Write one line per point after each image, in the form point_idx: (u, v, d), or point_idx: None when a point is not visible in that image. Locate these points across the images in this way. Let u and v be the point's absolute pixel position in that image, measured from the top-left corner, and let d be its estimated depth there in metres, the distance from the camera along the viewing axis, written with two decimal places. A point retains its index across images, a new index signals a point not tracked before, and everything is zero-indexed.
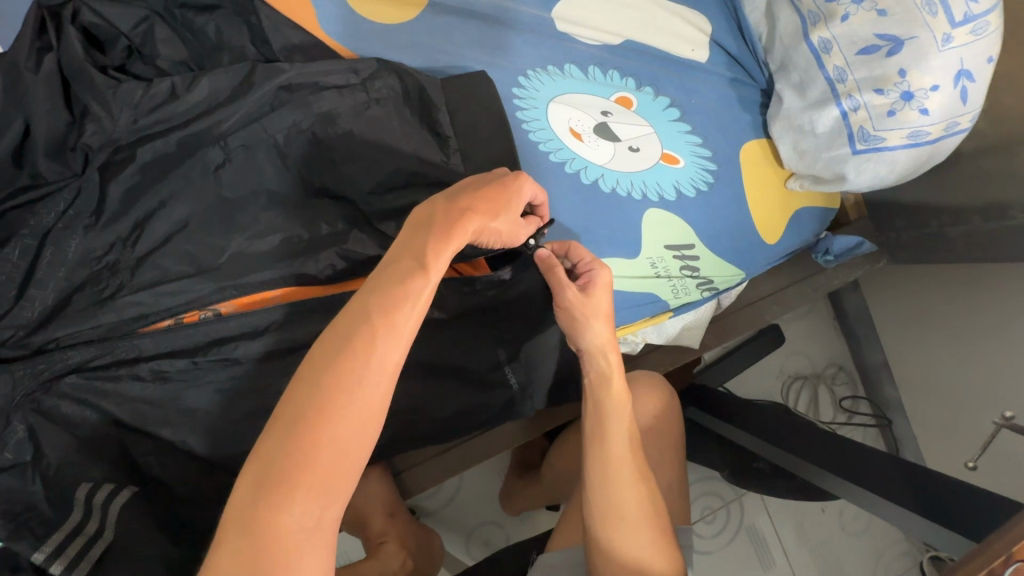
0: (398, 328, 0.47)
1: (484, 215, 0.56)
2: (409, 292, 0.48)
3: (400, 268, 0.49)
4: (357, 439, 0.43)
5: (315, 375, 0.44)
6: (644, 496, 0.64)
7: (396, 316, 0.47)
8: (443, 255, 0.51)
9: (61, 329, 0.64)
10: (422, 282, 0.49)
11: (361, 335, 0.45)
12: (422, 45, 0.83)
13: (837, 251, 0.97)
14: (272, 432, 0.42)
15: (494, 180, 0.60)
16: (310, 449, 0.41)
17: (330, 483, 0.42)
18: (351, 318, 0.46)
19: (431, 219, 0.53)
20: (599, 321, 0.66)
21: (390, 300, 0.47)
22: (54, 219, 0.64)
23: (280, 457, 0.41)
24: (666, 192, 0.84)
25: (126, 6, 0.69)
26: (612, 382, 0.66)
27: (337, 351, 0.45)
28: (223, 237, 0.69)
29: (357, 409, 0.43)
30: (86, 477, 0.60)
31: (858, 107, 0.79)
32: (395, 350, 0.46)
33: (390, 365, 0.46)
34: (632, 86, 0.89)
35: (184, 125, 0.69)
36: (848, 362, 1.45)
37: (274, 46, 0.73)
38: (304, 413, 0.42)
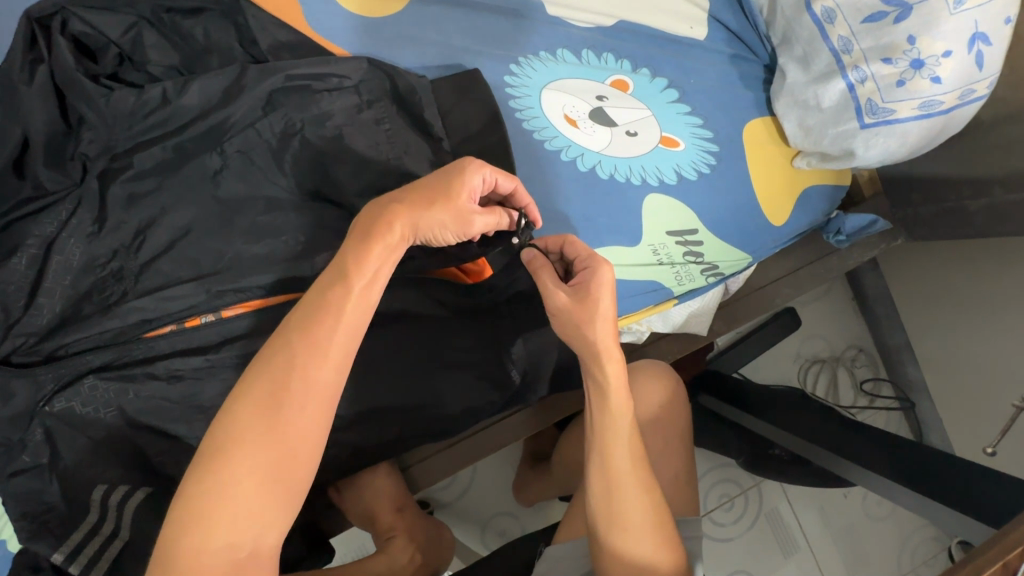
0: (322, 350, 0.49)
1: (415, 209, 0.54)
2: (332, 311, 0.50)
3: (325, 286, 0.51)
4: (284, 461, 0.47)
5: (236, 404, 0.47)
6: (651, 505, 0.61)
7: (316, 338, 0.49)
8: (368, 264, 0.52)
9: (69, 335, 0.65)
10: (343, 298, 0.50)
11: (280, 360, 0.48)
12: (413, 38, 0.82)
13: (849, 231, 0.92)
14: (196, 468, 0.46)
15: (438, 172, 0.57)
16: (231, 478, 0.45)
17: (258, 511, 0.45)
18: (275, 345, 0.49)
19: (361, 225, 0.54)
20: (600, 321, 0.60)
21: (310, 322, 0.49)
22: (56, 228, 0.65)
23: (204, 490, 0.44)
24: (666, 175, 0.82)
25: (112, 13, 0.68)
26: (611, 390, 0.62)
27: (257, 379, 0.48)
28: (223, 241, 0.69)
29: (280, 433, 0.46)
30: (100, 479, 0.63)
31: (864, 78, 0.76)
32: (317, 372, 0.48)
33: (316, 384, 0.48)
34: (628, 69, 0.87)
35: (180, 131, 0.69)
36: (869, 344, 1.40)
37: (261, 46, 0.72)
38: (222, 443, 0.46)
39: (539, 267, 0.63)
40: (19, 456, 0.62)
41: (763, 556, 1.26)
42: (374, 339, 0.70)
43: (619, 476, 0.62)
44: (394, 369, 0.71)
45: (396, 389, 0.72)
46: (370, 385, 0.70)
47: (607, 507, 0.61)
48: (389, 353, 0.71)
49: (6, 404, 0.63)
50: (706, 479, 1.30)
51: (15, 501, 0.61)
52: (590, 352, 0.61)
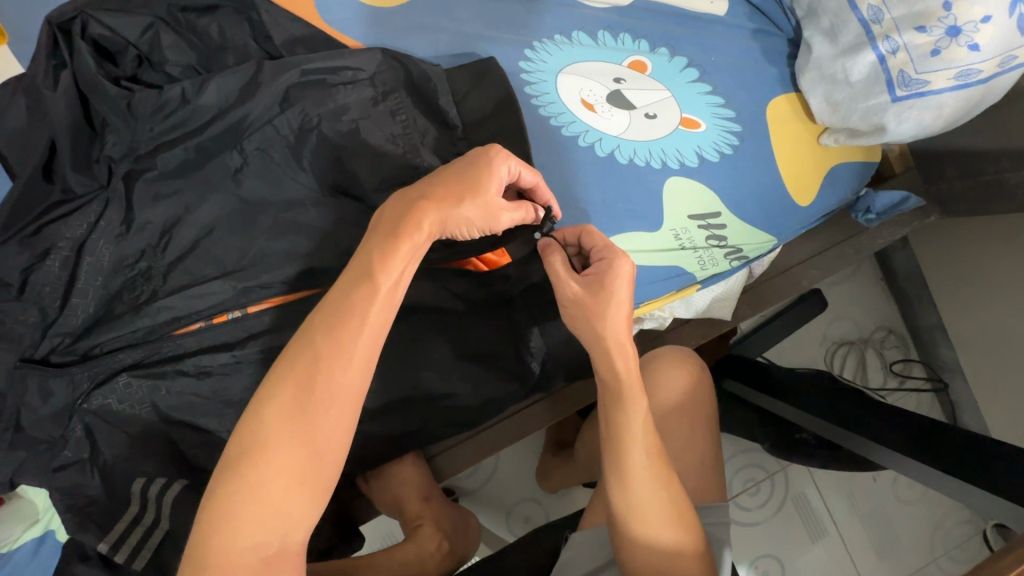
0: (347, 351, 0.49)
1: (443, 205, 0.54)
2: (357, 309, 0.50)
3: (349, 284, 0.51)
4: (310, 464, 0.47)
5: (262, 407, 0.48)
6: (672, 497, 0.60)
7: (342, 339, 0.49)
8: (392, 262, 0.52)
9: (104, 334, 0.68)
10: (368, 297, 0.51)
11: (306, 363, 0.48)
12: (427, 28, 0.81)
13: (879, 209, 0.89)
14: (223, 471, 0.46)
15: (463, 165, 0.57)
16: (257, 478, 0.45)
17: (283, 512, 0.46)
18: (299, 346, 0.49)
19: (385, 221, 0.54)
20: (618, 313, 0.60)
21: (335, 322, 0.50)
22: (86, 231, 0.67)
23: (231, 494, 0.45)
24: (687, 158, 0.80)
25: (129, 15, 0.68)
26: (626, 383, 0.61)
27: (281, 382, 0.48)
28: (246, 238, 0.70)
29: (307, 436, 0.47)
30: (139, 473, 0.66)
31: (896, 49, 0.72)
32: (342, 372, 0.49)
33: (342, 386, 0.49)
34: (646, 49, 0.84)
35: (201, 130, 0.69)
36: (899, 325, 1.37)
37: (276, 41, 0.72)
38: (249, 447, 0.46)
39: (548, 250, 0.63)
40: (61, 451, 0.66)
41: (791, 540, 1.25)
42: (396, 332, 0.71)
43: (636, 470, 0.60)
44: (417, 359, 0.72)
45: (419, 380, 0.72)
46: (392, 376, 0.71)
47: (628, 501, 0.60)
48: (411, 344, 0.72)
49: (46, 402, 0.66)
50: (732, 463, 1.29)
51: (61, 494, 0.64)
52: (600, 345, 0.61)
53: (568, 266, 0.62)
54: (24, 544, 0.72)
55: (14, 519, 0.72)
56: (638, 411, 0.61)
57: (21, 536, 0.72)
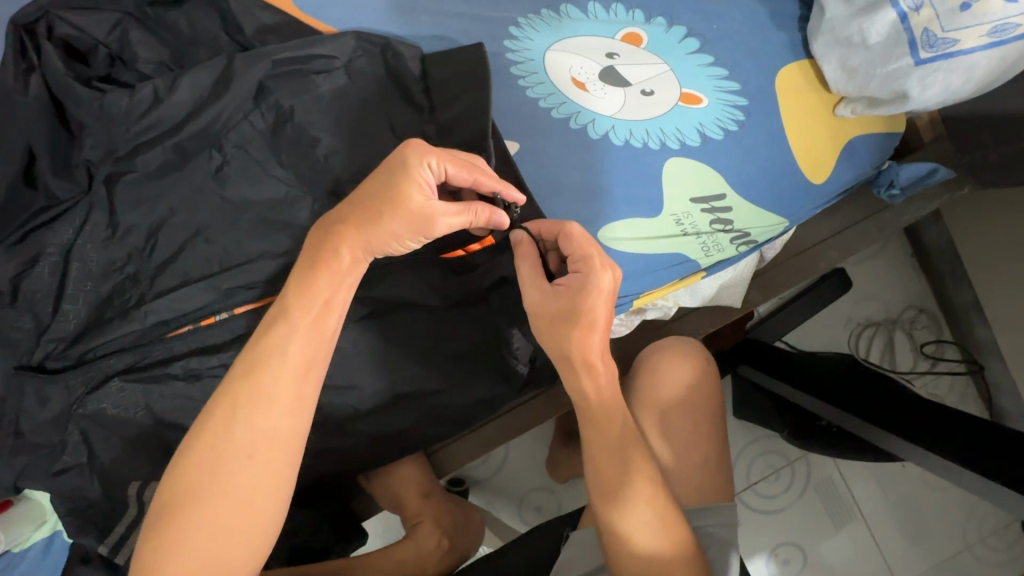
0: (268, 390, 0.49)
1: (363, 226, 0.53)
2: (277, 347, 0.50)
3: (271, 323, 0.52)
4: (238, 513, 0.47)
5: (184, 461, 0.48)
6: (660, 511, 0.58)
7: (261, 378, 0.49)
8: (312, 296, 0.52)
9: (95, 339, 0.65)
10: (286, 333, 0.51)
11: (224, 411, 0.48)
12: (406, 9, 0.77)
13: (903, 183, 0.82)
14: (149, 532, 0.46)
15: (380, 174, 0.54)
16: (189, 526, 0.46)
17: (220, 556, 0.46)
18: (218, 393, 0.50)
19: (305, 254, 0.53)
20: (595, 332, 0.56)
21: (254, 363, 0.50)
22: (73, 235, 0.65)
23: (164, 543, 0.45)
24: (688, 136, 0.74)
25: (95, 12, 0.66)
26: (601, 397, 0.59)
27: (202, 431, 0.48)
28: (227, 236, 0.67)
29: (231, 484, 0.47)
30: (134, 476, 0.65)
31: (920, 5, 0.67)
32: (264, 412, 0.49)
33: (265, 427, 0.49)
34: (641, 20, 0.79)
35: (177, 129, 0.66)
36: (931, 304, 1.28)
37: (247, 32, 0.69)
38: (173, 504, 0.47)
39: (517, 251, 0.59)
40: (60, 456, 0.65)
41: (815, 528, 1.20)
42: (382, 332, 0.69)
43: (617, 486, 0.58)
44: (406, 358, 0.70)
45: (411, 378, 0.70)
46: (382, 375, 0.69)
47: (617, 517, 0.58)
48: (401, 342, 0.70)
49: (43, 408, 0.64)
50: (750, 451, 1.23)
51: (62, 497, 0.64)
52: (566, 360, 0.59)
53: (537, 273, 0.59)
54: (35, 544, 0.74)
55: (22, 522, 0.73)
56: (617, 424, 0.60)
57: (31, 536, 0.74)
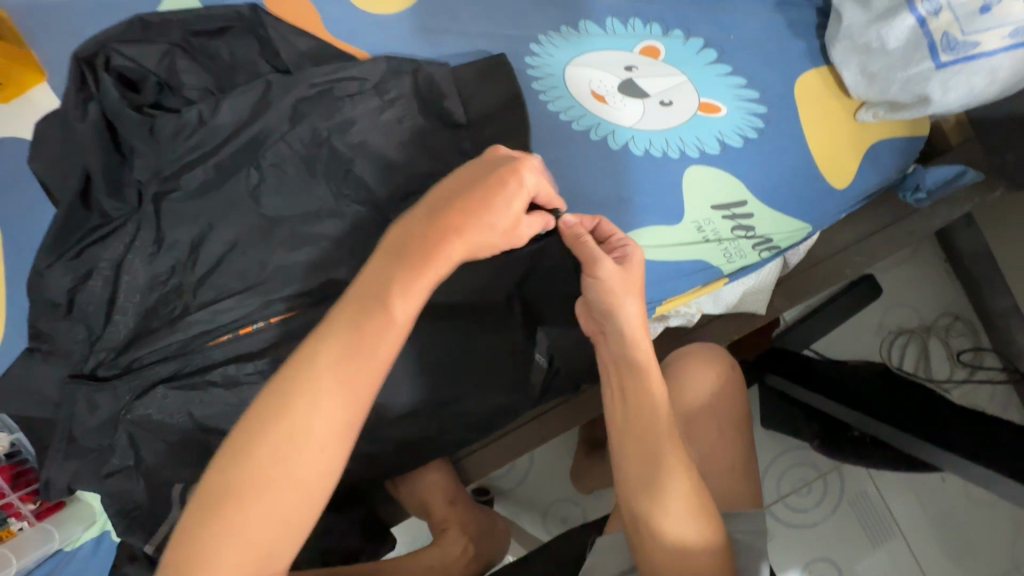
0: (346, 382, 0.46)
1: (474, 225, 0.53)
2: (367, 339, 0.48)
3: (361, 311, 0.48)
4: (298, 503, 0.45)
5: (246, 444, 0.45)
6: (703, 514, 0.58)
7: (343, 369, 0.46)
8: (411, 289, 0.50)
9: (142, 348, 0.68)
10: (377, 328, 0.48)
11: (304, 397, 0.45)
12: (431, 32, 0.80)
13: (930, 186, 0.81)
14: (202, 508, 0.43)
15: (493, 174, 0.55)
16: (242, 513, 0.43)
17: (270, 545, 0.44)
18: (296, 374, 0.46)
19: (405, 236, 0.51)
20: (637, 297, 0.61)
21: (341, 351, 0.47)
22: (123, 251, 0.69)
23: (213, 528, 0.43)
24: (707, 144, 0.75)
25: (147, 44, 0.71)
26: (653, 392, 0.61)
27: (272, 415, 0.45)
28: (265, 250, 0.70)
29: (293, 476, 0.44)
30: (176, 479, 0.68)
31: (939, 10, 0.66)
32: (340, 407, 0.46)
33: (337, 421, 0.46)
34: (658, 33, 0.81)
35: (218, 148, 0.70)
36: (966, 311, 1.25)
37: (284, 57, 0.74)
38: (225, 485, 0.44)
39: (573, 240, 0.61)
40: (109, 459, 0.67)
41: (851, 544, 1.17)
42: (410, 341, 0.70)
43: (658, 485, 0.59)
44: (432, 365, 0.72)
45: (438, 385, 0.72)
46: (412, 382, 0.71)
47: (654, 516, 0.58)
48: (432, 350, 0.71)
49: (94, 414, 0.67)
50: (778, 465, 1.21)
51: (110, 498, 0.67)
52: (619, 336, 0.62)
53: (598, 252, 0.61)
54: (85, 544, 0.78)
55: (74, 520, 0.77)
56: (657, 427, 0.60)
57: (82, 536, 0.78)
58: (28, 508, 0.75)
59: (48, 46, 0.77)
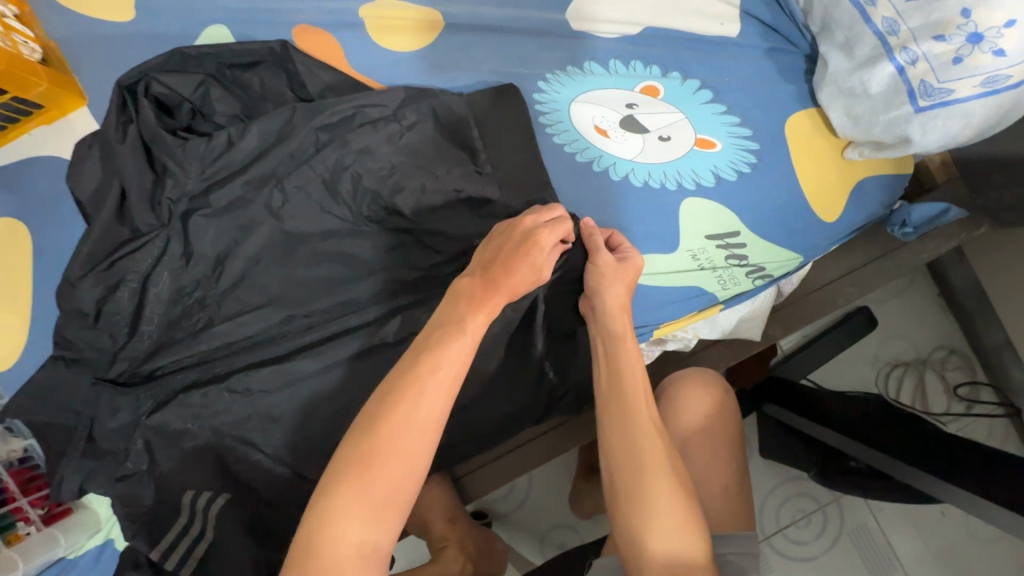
0: (437, 380, 0.56)
1: (509, 267, 0.65)
2: (448, 347, 0.58)
3: (444, 330, 0.59)
4: (401, 481, 0.52)
5: (360, 434, 0.54)
6: (686, 504, 0.60)
7: (436, 371, 0.56)
8: (479, 316, 0.61)
9: (164, 357, 0.71)
10: (459, 341, 0.58)
11: (396, 406, 0.54)
12: (444, 65, 0.84)
13: (916, 222, 0.85)
14: (330, 484, 0.52)
15: (517, 227, 0.67)
16: (360, 487, 0.51)
17: (379, 520, 0.51)
18: (397, 376, 0.56)
19: (472, 283, 0.64)
20: (621, 283, 0.69)
21: (431, 357, 0.57)
22: (150, 264, 0.72)
23: (337, 500, 0.51)
24: (703, 178, 0.79)
25: (184, 74, 0.76)
26: (635, 384, 0.65)
27: (380, 408, 0.54)
28: (284, 267, 0.74)
29: (397, 458, 0.52)
30: (189, 485, 0.70)
31: (916, 59, 0.69)
32: (435, 402, 0.55)
33: (432, 413, 0.55)
34: (658, 74, 0.84)
35: (244, 170, 0.75)
36: (961, 344, 1.27)
37: (310, 89, 0.79)
38: (345, 466, 0.52)
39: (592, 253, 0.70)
40: (123, 463, 0.69)
41: None
42: None
43: (642, 475, 0.61)
44: None
45: None
46: None
47: (638, 508, 0.60)
48: None
49: (112, 419, 0.70)
50: (777, 494, 1.21)
51: (120, 504, 0.68)
52: (605, 316, 0.69)
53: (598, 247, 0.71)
54: (88, 550, 0.77)
55: (80, 529, 0.76)
56: (642, 421, 0.64)
57: (86, 543, 0.77)
58: (36, 512, 0.75)
59: (88, 73, 0.81)
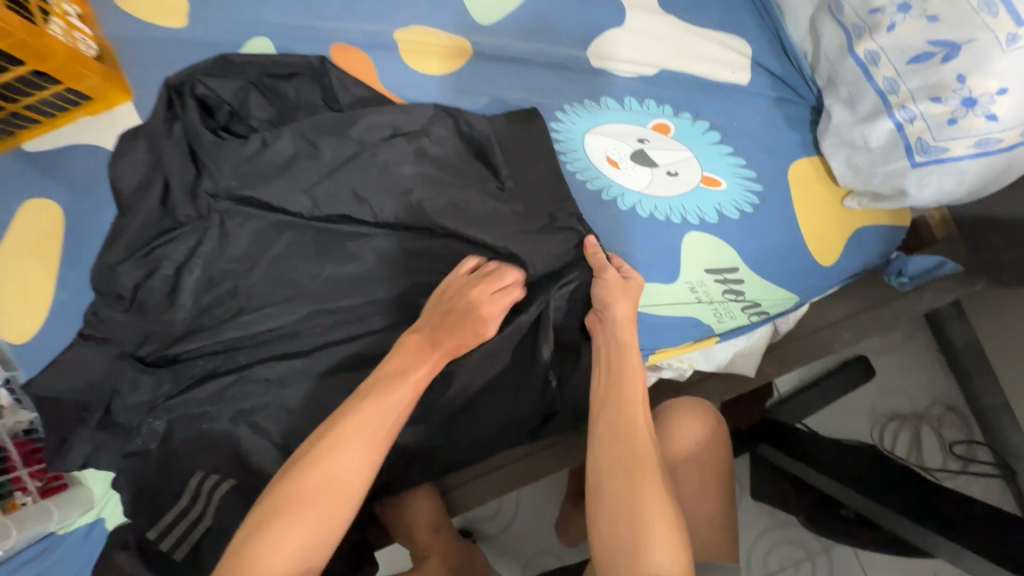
0: (372, 429, 0.62)
1: (450, 331, 0.72)
2: (389, 398, 0.64)
3: (389, 381, 0.66)
4: (326, 524, 0.57)
5: (294, 474, 0.59)
6: (673, 513, 0.59)
7: (374, 420, 0.63)
8: (421, 370, 0.68)
9: (188, 342, 0.77)
10: (399, 392, 0.65)
11: (330, 447, 0.60)
12: (469, 89, 0.89)
13: (912, 273, 0.87)
14: (260, 519, 0.57)
15: (458, 290, 0.73)
16: (283, 526, 0.56)
17: (299, 560, 0.56)
18: (337, 421, 0.62)
19: (414, 341, 0.70)
20: (628, 299, 0.73)
21: (371, 406, 0.63)
22: (183, 255, 0.77)
23: (263, 536, 0.55)
24: (707, 214, 0.82)
25: (226, 79, 0.81)
26: (634, 389, 0.67)
27: (318, 450, 0.60)
28: (303, 267, 0.79)
29: (325, 501, 0.58)
30: (197, 468, 0.73)
31: (913, 117, 0.73)
32: (368, 450, 0.61)
33: (364, 459, 0.61)
34: (670, 113, 0.88)
35: (272, 171, 0.79)
36: (959, 402, 1.27)
37: (341, 101, 0.83)
38: (275, 504, 0.57)
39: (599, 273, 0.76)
40: (135, 439, 0.74)
41: None
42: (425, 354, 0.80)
43: (632, 475, 0.61)
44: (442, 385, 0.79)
45: (440, 407, 0.78)
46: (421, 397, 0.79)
47: (626, 508, 0.60)
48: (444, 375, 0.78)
49: (134, 394, 0.75)
50: (763, 541, 1.20)
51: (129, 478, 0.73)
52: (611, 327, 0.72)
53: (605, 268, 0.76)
54: (77, 529, 0.78)
55: (73, 504, 0.78)
56: (637, 426, 0.65)
57: (76, 520, 0.78)
58: (35, 483, 0.77)
59: (138, 72, 0.87)
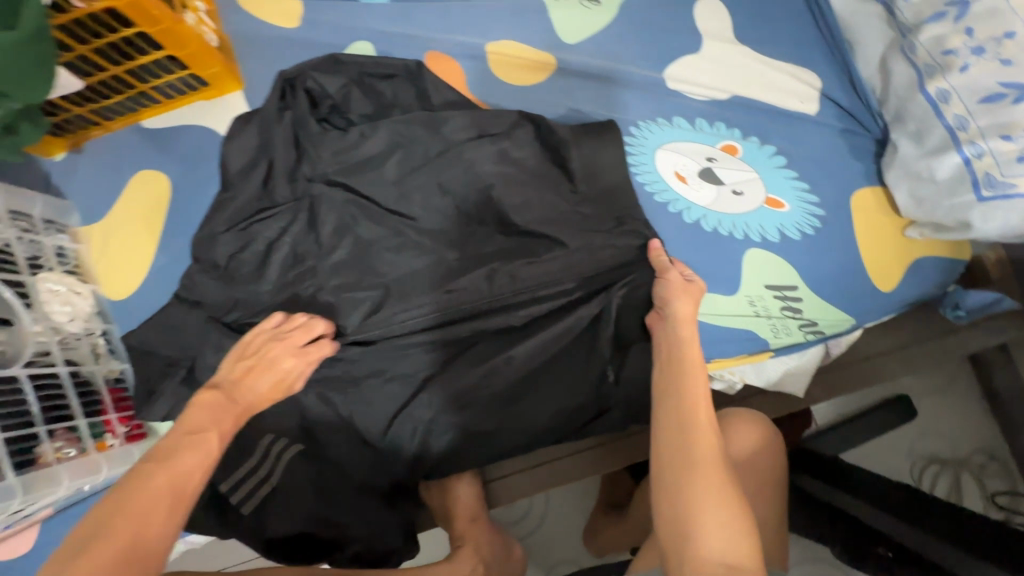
0: (167, 473, 0.55)
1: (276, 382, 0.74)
2: (189, 446, 0.59)
3: (189, 428, 0.61)
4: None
5: (79, 537, 0.49)
6: (735, 502, 0.61)
7: (170, 462, 0.57)
8: (225, 424, 0.65)
9: (272, 311, 0.82)
10: (197, 439, 0.60)
11: (116, 498, 0.52)
12: (550, 100, 0.95)
13: (969, 306, 0.89)
14: None
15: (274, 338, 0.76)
16: None
17: None
18: (134, 472, 0.55)
19: (210, 397, 0.67)
20: (688, 300, 0.77)
21: (166, 452, 0.57)
22: (276, 233, 0.84)
23: None
24: (769, 233, 0.86)
25: (333, 74, 0.89)
26: (696, 384, 0.70)
27: (112, 503, 0.52)
28: (384, 253, 0.85)
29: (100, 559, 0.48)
30: (270, 429, 0.80)
31: (982, 153, 0.76)
32: (157, 496, 0.53)
33: (154, 507, 0.53)
34: (738, 135, 0.93)
35: (366, 161, 0.86)
36: (1002, 451, 1.25)
37: (434, 101, 0.90)
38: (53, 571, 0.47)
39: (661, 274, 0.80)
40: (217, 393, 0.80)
41: None
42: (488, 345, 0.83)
43: (694, 464, 0.64)
44: (502, 376, 0.82)
45: (500, 395, 0.82)
46: (482, 387, 0.82)
47: (689, 494, 0.62)
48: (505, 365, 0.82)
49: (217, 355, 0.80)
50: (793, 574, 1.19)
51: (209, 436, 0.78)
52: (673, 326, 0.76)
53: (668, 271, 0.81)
54: None
55: None
56: (699, 418, 0.67)
57: None
58: (121, 429, 0.82)
59: (252, 64, 0.96)
